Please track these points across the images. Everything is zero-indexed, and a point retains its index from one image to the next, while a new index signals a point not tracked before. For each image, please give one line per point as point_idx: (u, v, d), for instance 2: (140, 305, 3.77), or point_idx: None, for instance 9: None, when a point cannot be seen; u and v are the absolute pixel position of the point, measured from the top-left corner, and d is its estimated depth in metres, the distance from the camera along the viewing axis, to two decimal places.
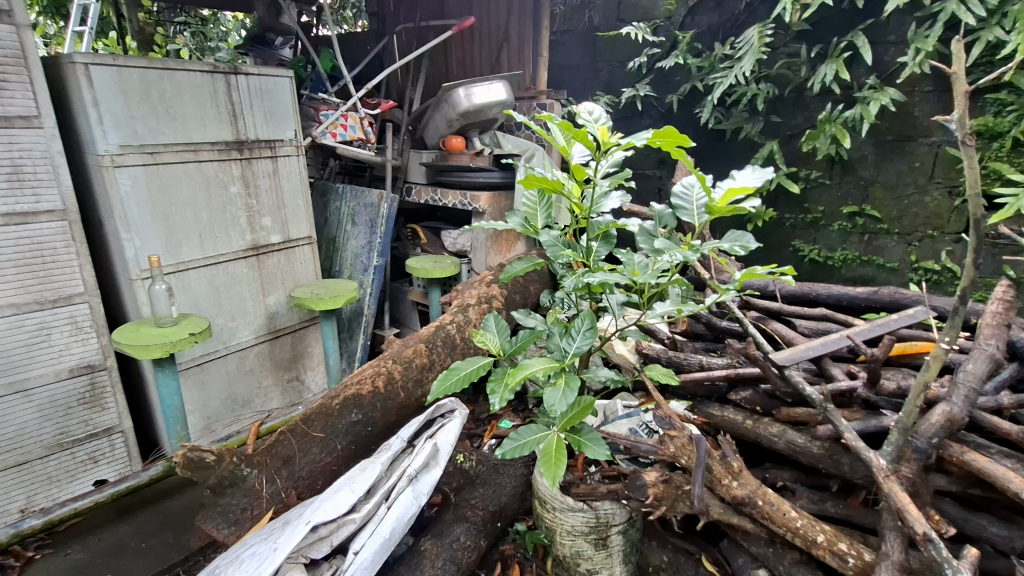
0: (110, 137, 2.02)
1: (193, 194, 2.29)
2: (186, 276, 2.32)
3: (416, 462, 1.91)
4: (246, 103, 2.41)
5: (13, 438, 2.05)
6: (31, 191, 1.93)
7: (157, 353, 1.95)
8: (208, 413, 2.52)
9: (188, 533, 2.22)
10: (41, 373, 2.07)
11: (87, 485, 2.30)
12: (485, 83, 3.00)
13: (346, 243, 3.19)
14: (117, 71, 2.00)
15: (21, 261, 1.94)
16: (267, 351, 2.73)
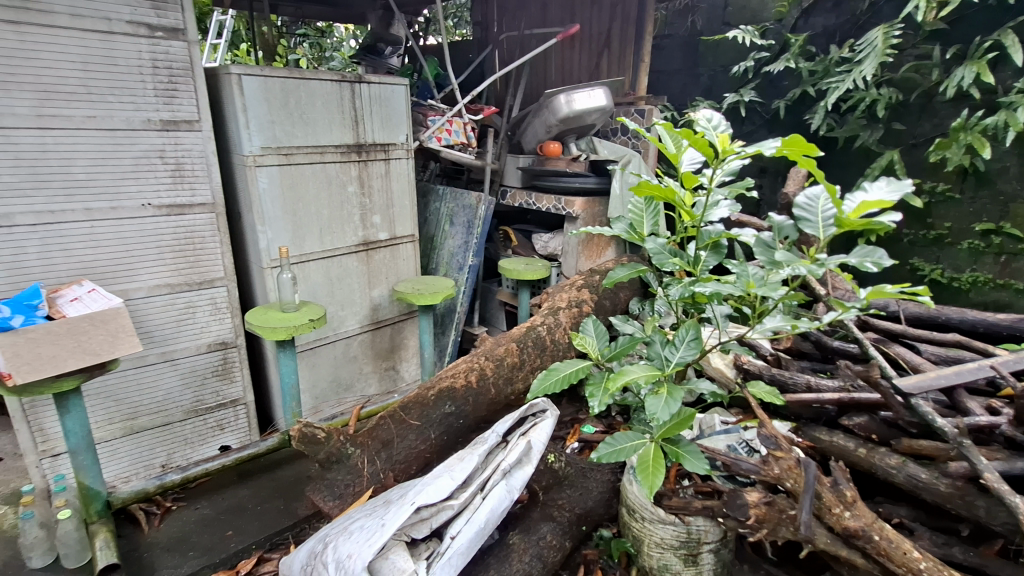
0: (255, 139, 2.26)
1: (317, 192, 2.51)
2: (306, 267, 2.54)
3: (510, 457, 1.96)
4: (367, 110, 2.60)
5: (160, 402, 2.35)
6: (189, 186, 2.19)
7: (282, 335, 2.15)
8: (317, 394, 2.75)
9: (296, 502, 2.43)
10: (185, 346, 2.34)
11: (214, 449, 2.57)
12: (587, 89, 3.01)
13: (443, 242, 3.34)
14: (263, 81, 2.23)
15: (177, 246, 2.21)
16: (369, 340, 2.92)
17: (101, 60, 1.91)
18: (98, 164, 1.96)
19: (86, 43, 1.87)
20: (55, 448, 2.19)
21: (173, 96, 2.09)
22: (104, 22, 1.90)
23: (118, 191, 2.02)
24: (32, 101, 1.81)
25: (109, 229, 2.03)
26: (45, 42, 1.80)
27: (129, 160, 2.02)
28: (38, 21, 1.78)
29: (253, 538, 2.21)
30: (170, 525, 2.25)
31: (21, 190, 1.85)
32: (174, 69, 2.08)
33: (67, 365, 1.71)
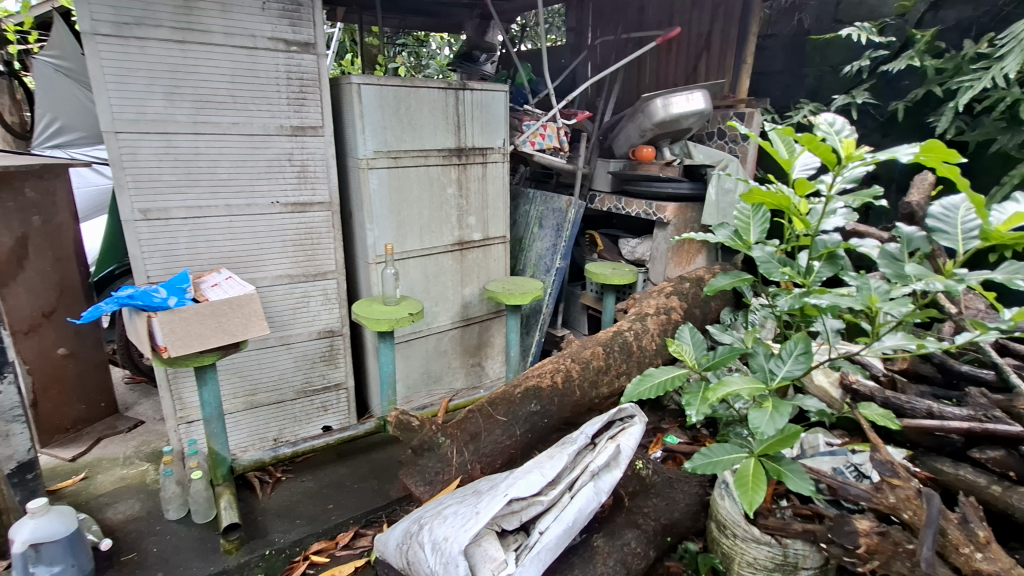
0: (369, 143, 2.44)
1: (420, 194, 2.66)
2: (406, 264, 2.70)
3: (599, 459, 1.97)
4: (469, 115, 2.72)
5: (275, 381, 2.58)
6: (311, 186, 2.39)
7: (385, 326, 2.31)
8: (410, 384, 2.92)
9: (389, 484, 2.58)
10: (299, 332, 2.56)
11: (317, 428, 2.78)
12: (685, 93, 2.96)
13: (531, 244, 3.41)
14: (379, 89, 2.41)
15: (297, 240, 2.43)
16: (458, 336, 3.04)
17: (245, 73, 2.13)
18: (238, 165, 2.21)
19: (235, 58, 2.10)
20: (190, 415, 2.48)
21: (302, 104, 2.28)
22: (250, 39, 2.11)
23: (252, 189, 2.26)
24: (190, 109, 2.07)
25: (243, 223, 2.28)
26: (203, 58, 2.05)
27: (263, 162, 2.25)
28: (198, 39, 2.02)
29: (351, 513, 2.39)
30: (280, 494, 2.47)
31: (178, 187, 2.12)
32: (304, 80, 2.27)
33: (209, 342, 1.93)
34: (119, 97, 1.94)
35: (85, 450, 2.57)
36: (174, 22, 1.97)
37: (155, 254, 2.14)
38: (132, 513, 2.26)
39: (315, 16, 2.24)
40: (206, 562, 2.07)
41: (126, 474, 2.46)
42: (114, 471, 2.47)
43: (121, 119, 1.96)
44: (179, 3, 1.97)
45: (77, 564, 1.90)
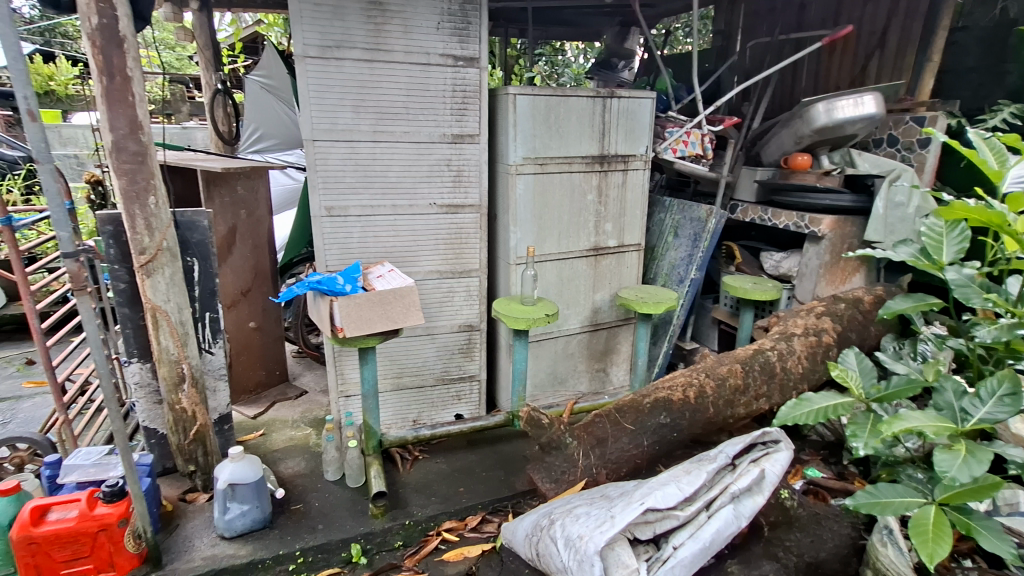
0: (519, 150, 2.56)
1: (562, 199, 2.74)
2: (543, 267, 2.79)
3: (741, 482, 1.87)
4: (615, 123, 2.74)
5: (419, 367, 2.82)
6: (465, 190, 2.58)
7: (523, 325, 2.41)
8: (538, 382, 3.01)
9: (515, 477, 2.69)
10: (443, 324, 2.77)
11: (449, 415, 2.97)
12: (854, 96, 2.70)
13: (664, 253, 3.33)
14: (532, 99, 2.53)
15: (448, 239, 2.63)
16: (586, 341, 3.08)
17: (418, 87, 2.36)
18: (405, 169, 2.45)
19: (411, 74, 2.34)
20: (348, 391, 2.79)
21: (463, 113, 2.47)
22: (425, 56, 2.34)
23: (415, 191, 2.49)
24: (371, 119, 2.34)
25: (405, 222, 2.52)
26: (385, 74, 2.30)
27: (426, 167, 2.48)
28: (383, 58, 2.28)
29: (481, 498, 2.53)
30: (418, 471, 2.69)
31: (356, 188, 2.40)
32: (467, 92, 2.45)
33: (376, 326, 2.17)
34: (317, 110, 2.26)
35: (263, 411, 2.98)
36: (366, 43, 2.25)
37: (333, 246, 2.45)
38: (299, 470, 2.60)
39: (481, 32, 2.40)
40: (357, 522, 2.32)
41: (294, 435, 2.83)
42: (285, 431, 2.84)
43: (319, 129, 2.28)
44: (371, 26, 2.24)
45: (260, 507, 2.22)
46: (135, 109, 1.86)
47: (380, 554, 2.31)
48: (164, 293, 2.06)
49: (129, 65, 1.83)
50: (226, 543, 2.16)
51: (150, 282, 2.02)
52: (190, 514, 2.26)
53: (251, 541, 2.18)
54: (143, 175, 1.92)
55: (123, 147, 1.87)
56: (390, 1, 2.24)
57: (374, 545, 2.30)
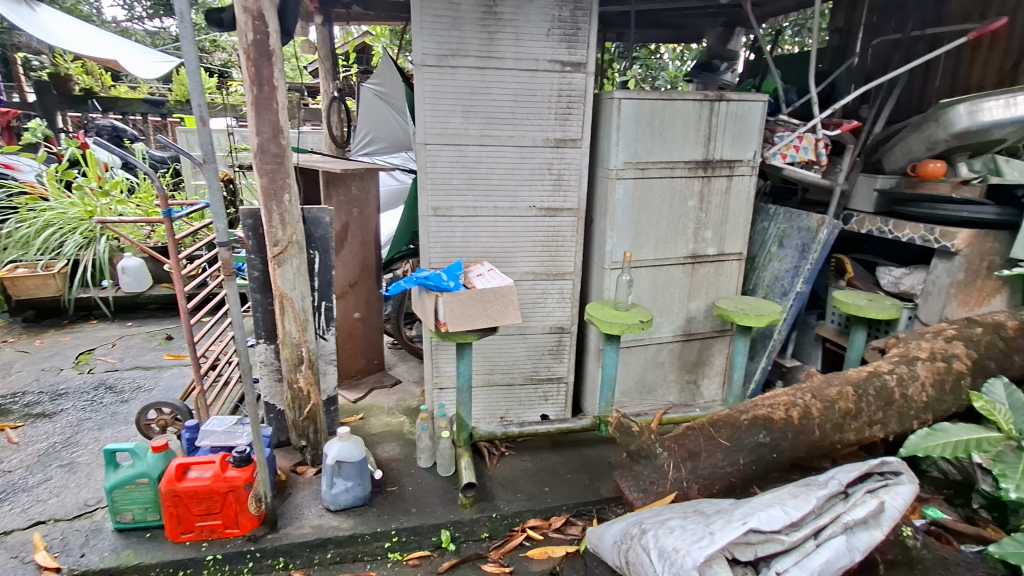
0: (621, 155, 2.55)
1: (661, 204, 2.69)
2: (638, 273, 2.75)
3: (856, 513, 1.74)
4: (722, 127, 2.65)
5: (509, 366, 2.89)
6: (564, 193, 2.61)
7: (617, 330, 2.39)
8: (626, 389, 2.97)
9: (600, 482, 2.66)
10: (535, 325, 2.82)
11: (535, 415, 3.02)
12: (1005, 96, 2.42)
13: (767, 264, 3.16)
14: (637, 103, 2.50)
15: (545, 242, 2.67)
16: (678, 350, 3.00)
17: (525, 92, 2.43)
18: (507, 172, 2.52)
19: (519, 80, 2.41)
20: (441, 383, 2.91)
21: (567, 118, 2.50)
22: (533, 62, 2.39)
23: (516, 194, 2.56)
24: (479, 124, 2.43)
25: (505, 224, 2.59)
26: (494, 81, 2.39)
27: (528, 170, 2.53)
28: (494, 65, 2.37)
29: (566, 500, 2.54)
30: (504, 466, 2.75)
31: (461, 189, 2.51)
32: (572, 97, 2.47)
33: (477, 323, 2.24)
34: (430, 115, 2.39)
35: (362, 396, 3.19)
36: (479, 51, 2.34)
37: (437, 244, 2.57)
38: (394, 454, 2.75)
39: (590, 37, 2.41)
40: (447, 509, 2.42)
41: (390, 421, 3.00)
42: (382, 417, 3.02)
43: (430, 134, 2.41)
44: (484, 35, 2.33)
45: (362, 485, 2.38)
46: (278, 115, 2.07)
47: (467, 543, 2.39)
48: (291, 282, 2.27)
49: (276, 75, 2.03)
50: (331, 515, 2.34)
51: (280, 270, 2.24)
52: (300, 485, 2.47)
53: (352, 515, 2.34)
54: (280, 174, 2.13)
55: (266, 149, 2.09)
56: (504, 9, 2.32)
57: (462, 533, 2.39)
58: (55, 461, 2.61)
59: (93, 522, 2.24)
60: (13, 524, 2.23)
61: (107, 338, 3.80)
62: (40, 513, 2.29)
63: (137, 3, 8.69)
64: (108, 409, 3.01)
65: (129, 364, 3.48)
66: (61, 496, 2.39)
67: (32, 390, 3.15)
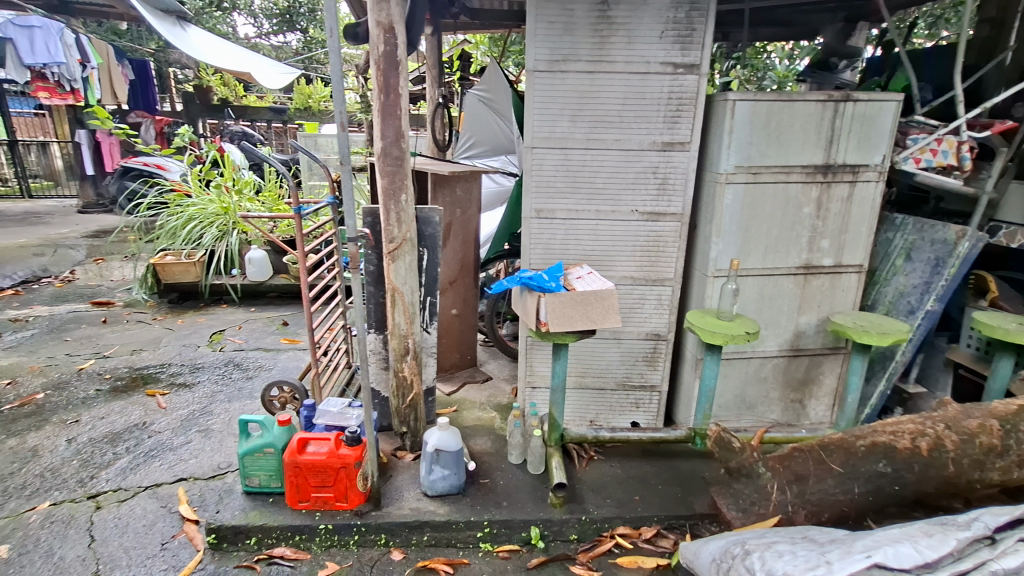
0: (732, 159, 2.45)
1: (773, 211, 2.55)
2: (744, 282, 2.63)
3: (1007, 562, 1.55)
4: (847, 129, 2.47)
5: (602, 370, 2.87)
6: (668, 198, 2.55)
7: (719, 340, 2.30)
8: (724, 403, 2.85)
9: (693, 497, 2.57)
10: (631, 330, 2.79)
11: (626, 422, 2.97)
12: None
13: (890, 278, 2.89)
14: (753, 104, 2.40)
15: (646, 247, 2.63)
16: (783, 366, 2.82)
17: (635, 95, 2.41)
18: (611, 176, 2.52)
19: (629, 83, 2.40)
20: (533, 382, 2.95)
21: (676, 121, 2.45)
22: (645, 65, 2.37)
23: (619, 198, 2.55)
24: (586, 128, 2.45)
25: (606, 227, 2.59)
26: (604, 84, 2.40)
27: (632, 174, 2.51)
28: (605, 69, 2.38)
29: (657, 511, 2.48)
30: (593, 471, 2.74)
31: (564, 192, 2.54)
32: (683, 99, 2.42)
33: (577, 325, 2.26)
34: (539, 119, 2.45)
35: (456, 389, 3.32)
36: (590, 56, 2.37)
37: (538, 245, 2.62)
38: (486, 448, 2.83)
39: (705, 37, 2.35)
40: (537, 507, 2.45)
41: (481, 416, 3.09)
42: (475, 411, 3.12)
43: (538, 138, 2.46)
44: (596, 39, 2.35)
45: (458, 474, 2.48)
46: (400, 121, 2.21)
47: (556, 542, 2.41)
48: (403, 277, 2.42)
49: (401, 83, 2.17)
50: (428, 500, 2.45)
51: (394, 266, 2.39)
52: (400, 468, 2.62)
53: (447, 502, 2.44)
54: (400, 176, 2.27)
55: (389, 153, 2.23)
56: (617, 12, 2.33)
57: (551, 532, 2.41)
58: (194, 426, 2.97)
59: (225, 484, 2.52)
60: (162, 478, 2.56)
61: (234, 321, 4.25)
62: (183, 470, 2.61)
63: (265, 20, 9.68)
64: (236, 384, 3.37)
65: (252, 345, 3.87)
66: (199, 457, 2.71)
67: (176, 362, 3.60)
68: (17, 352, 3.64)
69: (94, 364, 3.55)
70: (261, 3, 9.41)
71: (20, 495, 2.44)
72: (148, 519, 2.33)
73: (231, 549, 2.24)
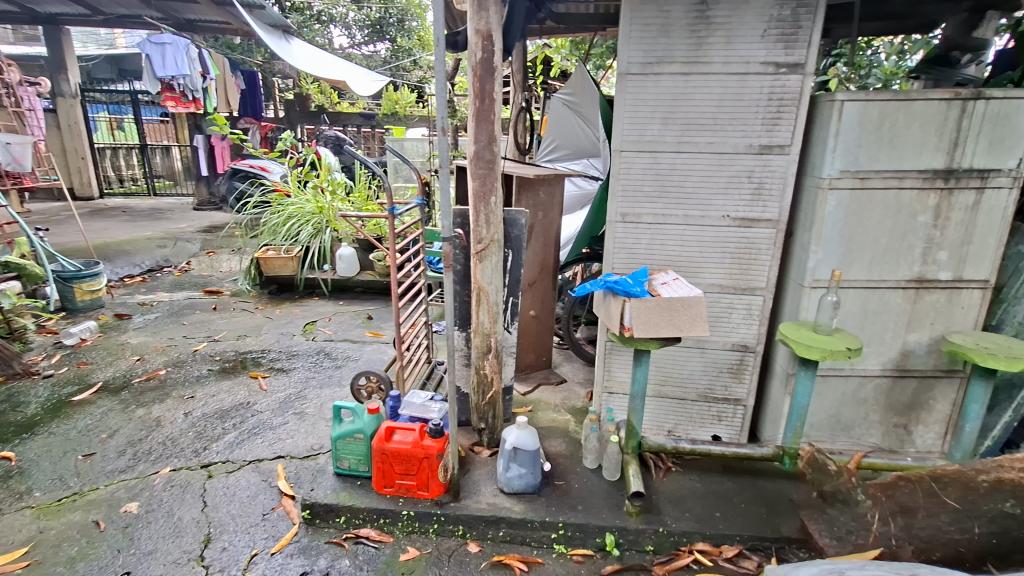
0: (836, 163, 2.30)
1: (882, 219, 2.37)
2: (845, 294, 2.46)
3: None
4: (975, 130, 2.24)
5: (684, 380, 2.79)
6: (763, 204, 2.44)
7: (816, 355, 2.16)
8: (816, 422, 2.68)
9: (780, 519, 2.43)
10: (716, 340, 2.69)
11: (707, 435, 2.87)
12: None
13: (1021, 297, 2.59)
14: (864, 104, 2.23)
15: (736, 254, 2.53)
16: (887, 388, 2.61)
17: (731, 97, 2.33)
18: (702, 180, 2.44)
19: (726, 84, 2.32)
20: (611, 387, 2.93)
21: (776, 123, 2.34)
22: (744, 65, 2.29)
23: (709, 203, 2.47)
24: (678, 131, 2.40)
25: (694, 233, 2.52)
26: (699, 86, 2.34)
27: (724, 178, 2.43)
28: (700, 70, 2.32)
29: (739, 530, 2.37)
30: (671, 483, 2.66)
31: (652, 196, 2.50)
32: (784, 100, 2.31)
33: (662, 331, 2.21)
34: (629, 123, 2.43)
35: (531, 390, 3.36)
36: (686, 58, 2.31)
37: (621, 249, 2.60)
38: (561, 450, 2.84)
39: (812, 35, 2.22)
40: (613, 514, 2.42)
41: (556, 418, 3.10)
42: (549, 413, 3.14)
43: (627, 141, 2.45)
44: (694, 40, 2.29)
45: (534, 473, 2.50)
46: (494, 125, 2.27)
47: (631, 552, 2.37)
48: (489, 276, 2.48)
49: (495, 88, 2.23)
50: (504, 496, 2.50)
51: (481, 265, 2.46)
52: (477, 463, 2.69)
53: (523, 501, 2.47)
54: (491, 178, 2.34)
55: (481, 156, 2.31)
56: (717, 12, 2.26)
57: (626, 541, 2.37)
58: (291, 408, 3.21)
59: (317, 464, 2.70)
60: (264, 454, 2.80)
61: (325, 312, 4.55)
62: (281, 448, 2.84)
63: (359, 31, 10.29)
64: (327, 371, 3.61)
65: (341, 336, 4.13)
66: (295, 437, 2.93)
67: (275, 349, 3.92)
68: (144, 332, 4.11)
69: (206, 346, 3.94)
70: (355, 15, 10.00)
71: (147, 459, 2.75)
72: (251, 490, 2.55)
73: (322, 525, 2.40)
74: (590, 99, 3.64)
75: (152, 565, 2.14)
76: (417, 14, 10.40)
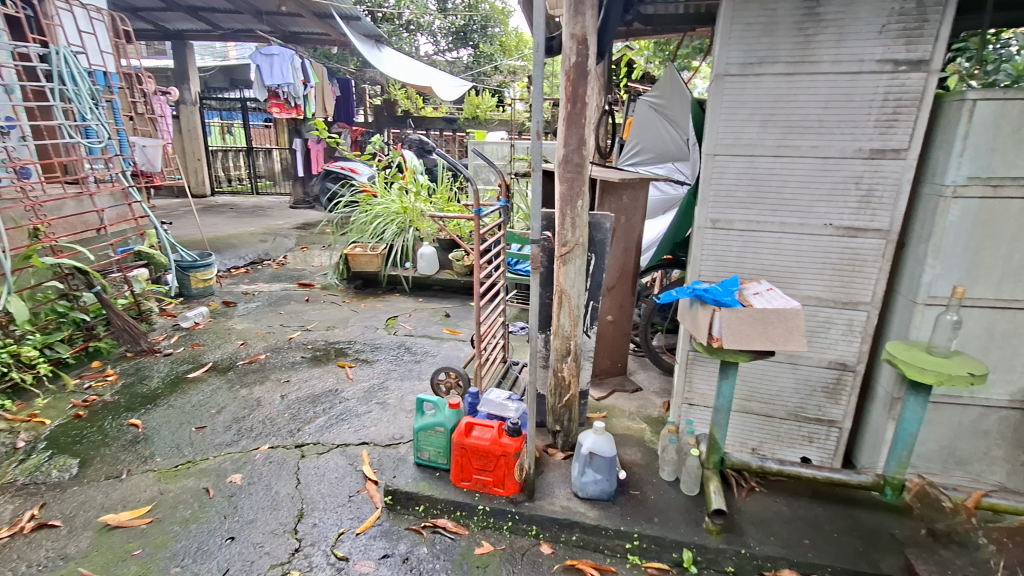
0: (963, 169, 2.09)
1: (1017, 231, 2.12)
2: (967, 313, 2.23)
3: None
4: None
5: (772, 396, 2.65)
6: (871, 212, 2.27)
7: (929, 379, 1.97)
8: (925, 452, 2.44)
9: (879, 554, 2.24)
10: (811, 356, 2.53)
11: (795, 456, 2.71)
12: None
13: None
14: (1001, 104, 2.01)
15: (838, 265, 2.36)
16: (1014, 422, 2.33)
17: (841, 98, 2.19)
18: (803, 187, 2.31)
19: (835, 85, 2.18)
20: (691, 399, 2.83)
21: (892, 126, 2.16)
22: (857, 64, 2.14)
23: (810, 210, 2.33)
24: (778, 134, 2.29)
25: (791, 241, 2.38)
26: (805, 87, 2.21)
27: (829, 185, 2.28)
28: (806, 70, 2.20)
29: (832, 561, 2.21)
30: (754, 503, 2.53)
31: (746, 203, 2.40)
32: (902, 100, 2.13)
33: (754, 344, 2.11)
34: (724, 126, 2.34)
35: (605, 396, 3.32)
36: (790, 57, 2.20)
37: (710, 257, 2.51)
38: (636, 459, 2.79)
39: (940, 29, 2.04)
40: (692, 530, 2.34)
41: (631, 426, 3.05)
42: (624, 420, 3.09)
43: (721, 145, 2.36)
44: (801, 39, 2.17)
45: (610, 480, 2.47)
46: (584, 129, 2.27)
47: (709, 571, 2.28)
48: (572, 279, 2.49)
49: (588, 92, 2.23)
50: (578, 500, 2.49)
51: (564, 268, 2.47)
52: (551, 465, 2.70)
53: (597, 507, 2.45)
54: (578, 182, 2.34)
55: (570, 160, 2.32)
56: (828, 9, 2.12)
57: (705, 559, 2.28)
58: (375, 398, 3.38)
59: (398, 453, 2.83)
60: (350, 439, 2.97)
61: (405, 309, 4.75)
62: (366, 435, 3.00)
63: (443, 39, 10.65)
64: (407, 365, 3.77)
65: (420, 332, 4.29)
66: (378, 425, 3.09)
67: (360, 340, 4.15)
68: (247, 319, 4.49)
69: (300, 335, 4.24)
70: (441, 24, 10.36)
71: (249, 435, 3.01)
72: (338, 472, 2.72)
73: (403, 511, 2.50)
74: (679, 100, 3.61)
75: (253, 532, 2.34)
76: (500, 20, 10.57)
